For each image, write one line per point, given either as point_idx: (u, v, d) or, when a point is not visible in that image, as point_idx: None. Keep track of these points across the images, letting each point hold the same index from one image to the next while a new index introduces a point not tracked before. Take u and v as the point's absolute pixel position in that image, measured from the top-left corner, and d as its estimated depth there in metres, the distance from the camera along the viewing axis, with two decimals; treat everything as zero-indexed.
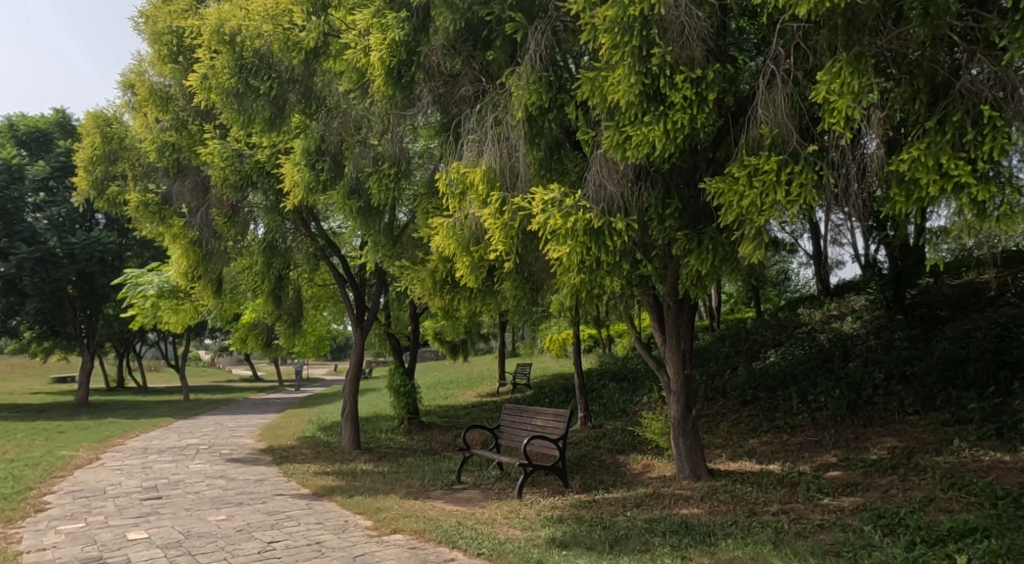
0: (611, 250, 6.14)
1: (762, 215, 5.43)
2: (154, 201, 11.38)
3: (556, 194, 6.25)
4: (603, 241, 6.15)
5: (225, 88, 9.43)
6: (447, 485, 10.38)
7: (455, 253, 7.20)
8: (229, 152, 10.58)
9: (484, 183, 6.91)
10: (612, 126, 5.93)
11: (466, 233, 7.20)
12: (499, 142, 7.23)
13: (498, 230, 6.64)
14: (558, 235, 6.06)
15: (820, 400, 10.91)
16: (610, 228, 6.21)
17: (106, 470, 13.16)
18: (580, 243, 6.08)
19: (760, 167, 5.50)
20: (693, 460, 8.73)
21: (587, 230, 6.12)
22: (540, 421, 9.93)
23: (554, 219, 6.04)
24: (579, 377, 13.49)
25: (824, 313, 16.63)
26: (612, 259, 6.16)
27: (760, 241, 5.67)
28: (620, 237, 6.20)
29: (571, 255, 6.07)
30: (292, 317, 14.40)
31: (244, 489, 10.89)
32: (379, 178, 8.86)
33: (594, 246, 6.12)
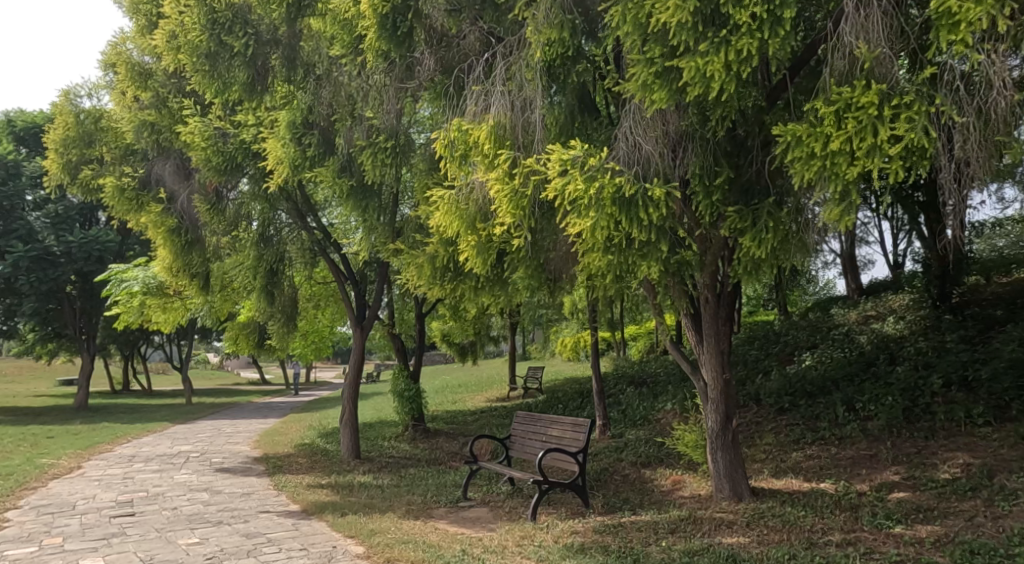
0: (646, 224, 5.04)
1: (857, 165, 4.45)
2: (132, 186, 10.35)
3: (579, 152, 5.18)
4: (637, 212, 5.06)
5: (197, 49, 8.33)
6: (451, 503, 9.25)
7: (458, 232, 6.15)
8: (211, 131, 9.65)
9: (490, 142, 5.89)
10: (669, 54, 4.94)
11: (471, 207, 6.16)
12: (511, 96, 6.20)
13: (509, 201, 5.60)
14: (582, 203, 4.98)
15: (869, 408, 9.75)
16: (645, 197, 5.12)
17: (83, 481, 12.10)
18: (608, 214, 5.00)
19: (855, 101, 4.51)
20: (733, 477, 7.60)
21: (616, 199, 5.04)
22: (554, 432, 8.83)
23: (578, 182, 4.96)
24: (596, 381, 12.35)
25: (859, 314, 15.43)
26: (647, 235, 5.07)
27: (855, 205, 4.70)
28: (659, 207, 5.09)
29: (597, 229, 4.99)
30: (286, 315, 13.14)
31: (227, 505, 9.82)
32: (373, 153, 7.93)
33: (625, 218, 5.03)
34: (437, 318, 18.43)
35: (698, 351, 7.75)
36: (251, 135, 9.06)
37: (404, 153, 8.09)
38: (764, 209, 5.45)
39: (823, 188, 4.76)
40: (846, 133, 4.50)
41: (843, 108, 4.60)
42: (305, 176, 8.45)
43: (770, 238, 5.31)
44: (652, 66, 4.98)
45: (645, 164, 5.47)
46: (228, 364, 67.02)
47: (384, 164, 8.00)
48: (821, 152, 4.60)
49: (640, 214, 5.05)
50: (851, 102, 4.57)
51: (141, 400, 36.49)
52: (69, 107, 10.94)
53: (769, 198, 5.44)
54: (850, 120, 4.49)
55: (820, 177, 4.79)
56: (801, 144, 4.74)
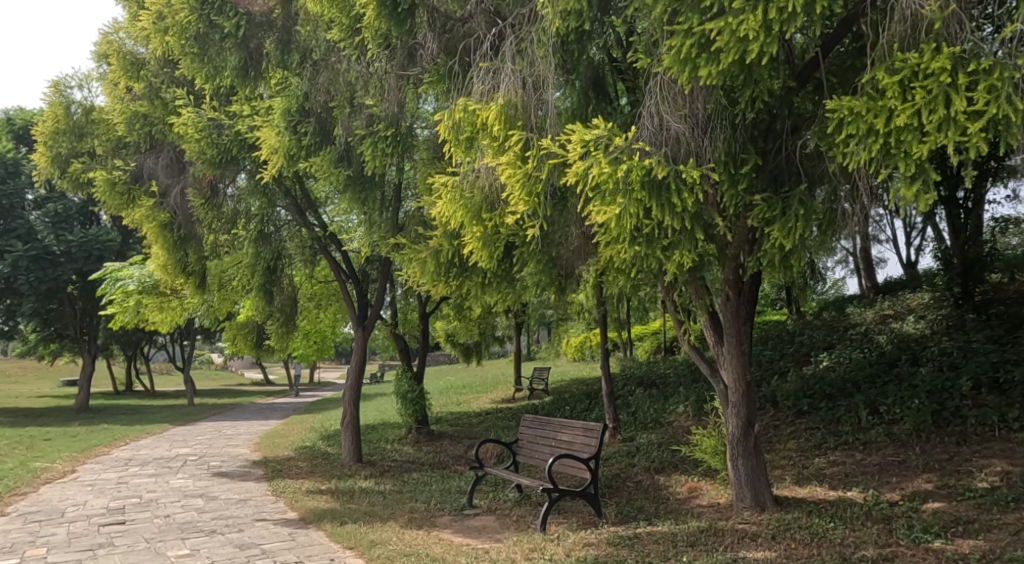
0: (678, 210, 4.63)
1: (928, 142, 4.05)
2: (123, 179, 9.97)
3: (603, 132, 4.76)
4: (670, 198, 4.65)
5: (186, 31, 7.95)
6: (456, 510, 8.82)
7: (462, 223, 5.81)
8: (205, 122, 9.24)
9: (500, 123, 5.53)
10: (707, 19, 4.53)
11: (477, 196, 5.82)
12: (522, 74, 5.84)
13: (522, 187, 5.25)
14: (606, 187, 4.55)
15: (894, 412, 9.30)
16: (674, 182, 4.71)
17: (75, 486, 11.70)
18: (637, 200, 4.59)
19: (925, 69, 4.10)
20: (755, 485, 7.15)
21: (646, 182, 4.63)
22: (565, 438, 8.37)
23: (605, 164, 4.54)
24: (605, 383, 11.88)
25: (877, 313, 14.95)
26: (680, 223, 4.66)
27: (927, 185, 4.31)
28: (692, 191, 4.69)
29: (625, 217, 4.58)
30: (286, 315, 12.71)
31: (222, 513, 9.41)
32: (373, 142, 7.57)
33: (656, 204, 4.62)
34: (441, 318, 18.02)
35: (718, 352, 7.30)
36: (247, 125, 8.66)
37: (404, 142, 7.76)
38: (795, 197, 5.00)
39: (889, 168, 4.36)
40: (914, 106, 4.09)
41: (908, 77, 4.21)
42: (301, 167, 8.05)
43: (803, 228, 4.87)
44: (690, 37, 4.58)
45: (675, 144, 5.07)
46: (232, 365, 66.76)
47: (384, 153, 7.62)
48: (885, 128, 4.20)
49: (671, 198, 4.64)
50: (917, 70, 4.19)
51: (142, 401, 36.14)
52: (58, 100, 10.46)
53: (801, 185, 4.99)
54: (917, 91, 4.10)
55: (881, 156, 4.41)
56: (860, 118, 4.36)
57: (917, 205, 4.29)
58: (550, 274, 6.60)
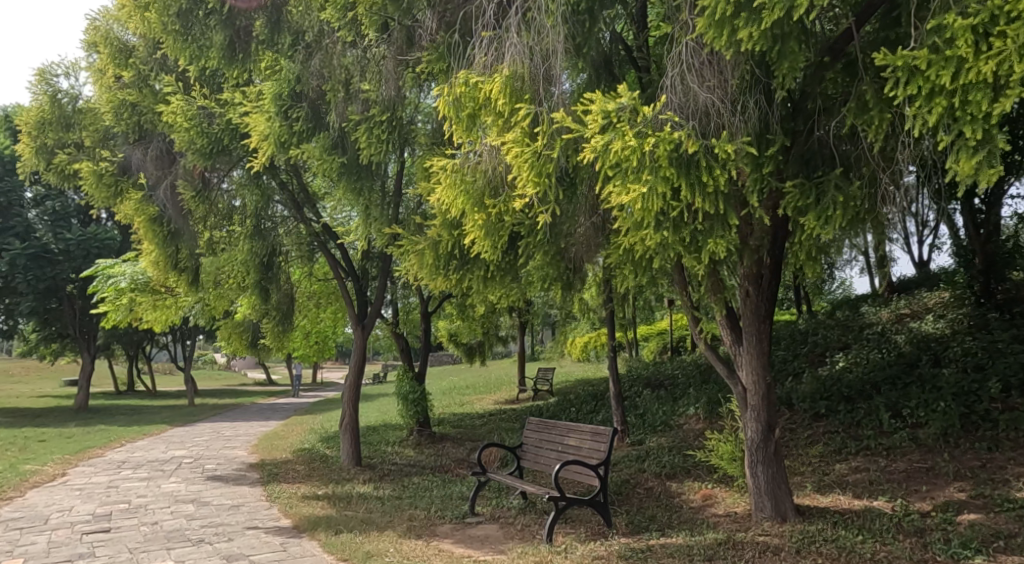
0: (710, 189, 4.29)
1: (1006, 101, 3.65)
2: (110, 171, 9.57)
3: (626, 103, 4.40)
4: (700, 175, 4.31)
5: (168, 8, 7.77)
6: (457, 518, 8.38)
7: (464, 209, 5.51)
8: (195, 110, 8.86)
9: (504, 97, 5.26)
10: None
11: (481, 180, 5.52)
12: (532, 47, 5.50)
13: (530, 168, 4.95)
14: (631, 163, 4.19)
15: (918, 415, 8.84)
16: (703, 161, 4.36)
17: (64, 490, 11.28)
18: (665, 177, 4.23)
19: (1004, 15, 3.65)
20: (776, 494, 6.70)
21: (674, 158, 4.28)
22: (572, 442, 7.92)
23: (631, 137, 4.17)
24: (613, 385, 11.42)
25: (893, 312, 14.50)
26: (711, 204, 4.31)
27: (994, 155, 3.94)
28: (723, 169, 4.33)
29: (653, 197, 4.20)
30: (283, 313, 12.28)
31: (213, 520, 9.00)
32: (369, 128, 7.17)
33: (686, 182, 4.28)
34: (443, 317, 17.59)
35: (735, 351, 6.87)
36: (238, 112, 8.25)
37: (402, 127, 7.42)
38: (831, 186, 4.56)
39: (954, 134, 3.97)
40: (992, 59, 3.67)
41: (984, 23, 3.75)
42: (293, 155, 7.65)
43: (839, 217, 4.44)
44: None
45: (703, 117, 4.71)
46: (235, 365, 66.49)
47: (381, 140, 7.25)
48: (956, 85, 3.79)
49: (702, 176, 4.29)
50: (997, 14, 3.70)
51: (143, 402, 35.72)
52: (43, 89, 9.96)
53: (837, 169, 4.59)
54: (994, 42, 3.66)
55: (943, 121, 4.01)
56: (922, 75, 3.94)
57: (982, 178, 3.90)
58: (557, 269, 6.26)
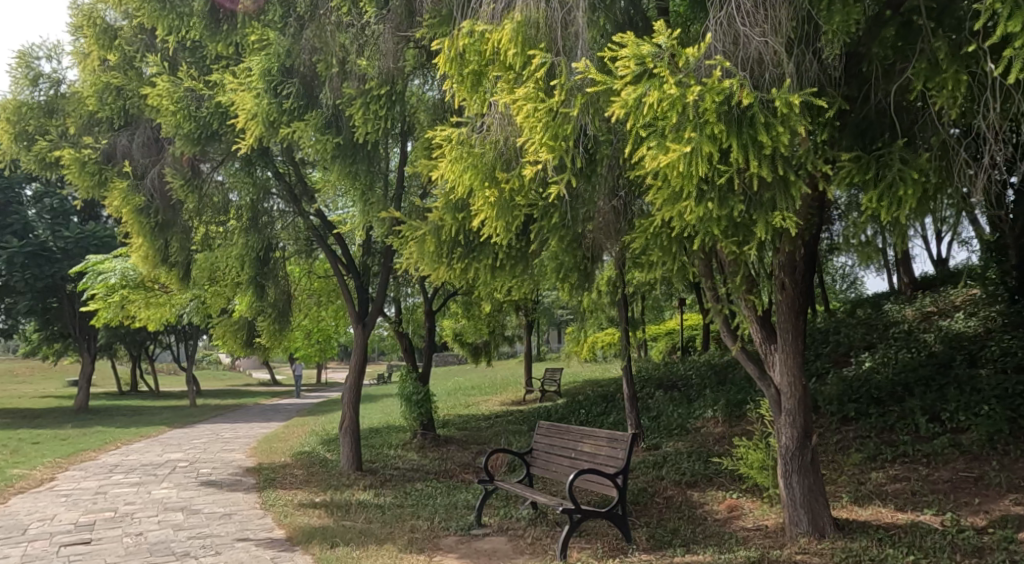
0: (765, 150, 3.77)
1: None
2: (93, 158, 9.01)
3: (663, 52, 3.92)
4: (755, 134, 3.80)
5: None
6: (462, 530, 7.78)
7: (472, 185, 5.14)
8: (181, 92, 8.31)
9: (516, 49, 4.79)
10: None
11: (492, 154, 5.19)
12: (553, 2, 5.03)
13: (544, 131, 4.53)
14: (672, 117, 3.71)
15: (960, 419, 8.22)
16: (755, 120, 3.85)
17: (49, 496, 10.72)
18: (712, 135, 3.74)
19: None
20: (813, 507, 6.07)
21: (723, 113, 3.79)
22: (586, 449, 7.31)
23: (673, 86, 3.69)
24: (626, 386, 10.78)
25: (918, 310, 13.84)
26: (766, 169, 3.79)
27: None
28: (783, 127, 3.80)
29: (699, 157, 3.70)
30: (279, 312, 11.57)
31: (202, 531, 8.42)
32: (367, 104, 6.75)
33: (737, 142, 3.76)
34: (447, 315, 17.00)
35: (767, 350, 6.25)
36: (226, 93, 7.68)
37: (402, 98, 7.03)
38: (895, 161, 3.95)
39: None
40: None
41: None
42: (285, 136, 7.12)
43: (908, 194, 3.82)
44: None
45: (756, 65, 4.15)
46: (239, 364, 66.10)
47: (378, 116, 6.82)
48: None
49: (758, 136, 3.78)
50: None
51: (145, 401, 35.17)
52: (24, 72, 9.42)
53: (901, 140, 4.00)
54: None
55: None
56: None
57: None
58: (572, 257, 5.78)
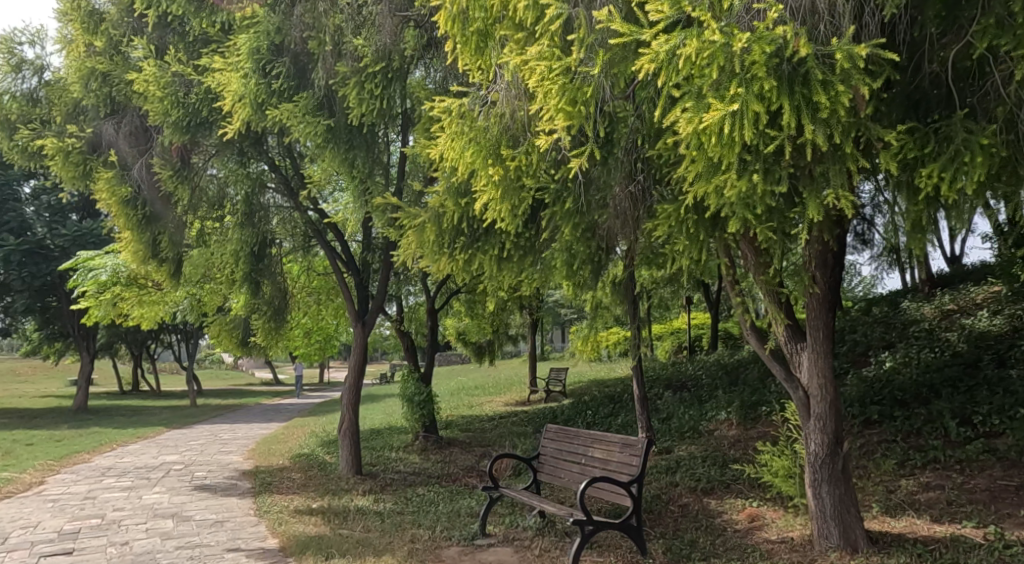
0: (820, 111, 3.42)
1: None
2: (78, 148, 8.59)
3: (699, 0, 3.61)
4: (809, 93, 3.45)
5: None
6: (465, 540, 7.33)
7: (475, 161, 4.94)
8: (169, 76, 7.90)
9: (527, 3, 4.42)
10: None
11: (497, 127, 5.02)
12: None
13: (560, 94, 4.26)
14: (712, 70, 3.40)
15: (993, 423, 7.77)
16: (808, 79, 3.49)
17: (35, 502, 10.30)
18: (760, 93, 3.40)
19: None
20: (844, 520, 5.61)
21: (774, 69, 3.46)
22: (597, 455, 6.85)
23: (715, 34, 3.37)
24: (637, 387, 10.28)
25: (937, 307, 13.35)
26: (820, 133, 3.43)
27: None
28: (841, 85, 3.42)
29: (746, 117, 3.39)
30: (275, 311, 10.85)
31: (191, 540, 7.98)
32: (362, 82, 6.61)
33: (788, 102, 3.42)
34: (450, 314, 16.55)
35: (794, 350, 5.81)
36: (215, 76, 7.25)
37: (403, 75, 6.90)
38: (958, 132, 3.57)
39: None
40: None
41: None
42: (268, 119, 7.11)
43: (975, 166, 3.41)
44: None
45: (809, 15, 3.83)
46: (242, 364, 65.72)
47: (372, 95, 6.63)
48: None
49: (812, 95, 3.42)
50: None
51: (145, 401, 34.79)
52: (5, 58, 8.88)
53: (964, 108, 3.60)
54: None
55: None
56: None
57: None
58: (586, 247, 5.49)
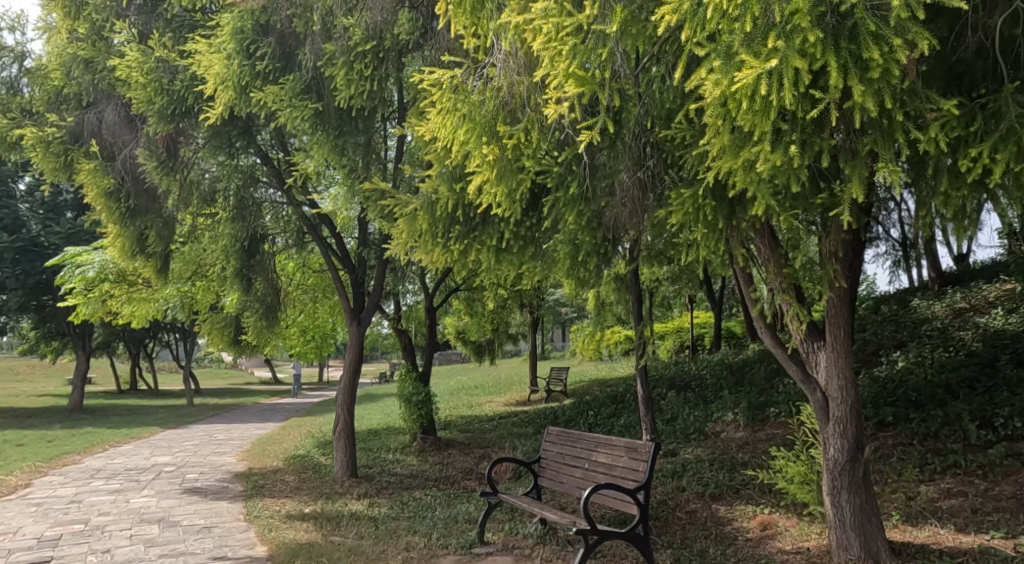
0: (870, 70, 3.10)
1: None
2: (59, 138, 8.24)
3: None
4: (857, 50, 3.12)
5: None
6: (463, 549, 6.98)
7: (471, 135, 4.67)
8: (153, 63, 7.59)
9: None
10: None
11: (496, 101, 4.75)
12: None
13: (570, 56, 3.95)
14: (748, 20, 3.08)
15: (1015, 425, 7.43)
16: (855, 36, 3.17)
17: (19, 506, 9.95)
18: (802, 48, 3.08)
19: None
20: (865, 529, 5.26)
21: (818, 22, 3.14)
22: (601, 460, 6.50)
23: None
24: (641, 387, 9.82)
25: (949, 305, 13.00)
26: (871, 95, 3.09)
27: None
28: (892, 42, 3.10)
29: (786, 75, 3.07)
30: (267, 308, 10.25)
31: (176, 547, 7.63)
32: (350, 61, 6.51)
33: (834, 59, 3.09)
34: (450, 312, 16.18)
35: (810, 350, 5.47)
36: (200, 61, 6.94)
37: (395, 59, 6.73)
38: (1011, 107, 3.34)
39: None
40: None
41: None
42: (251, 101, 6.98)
43: None
44: None
45: None
46: (242, 363, 65.37)
47: (362, 76, 6.55)
48: None
49: (861, 51, 3.10)
50: None
51: (142, 401, 34.45)
52: None
53: (1015, 83, 3.37)
54: None
55: None
56: None
57: None
58: (591, 237, 5.38)
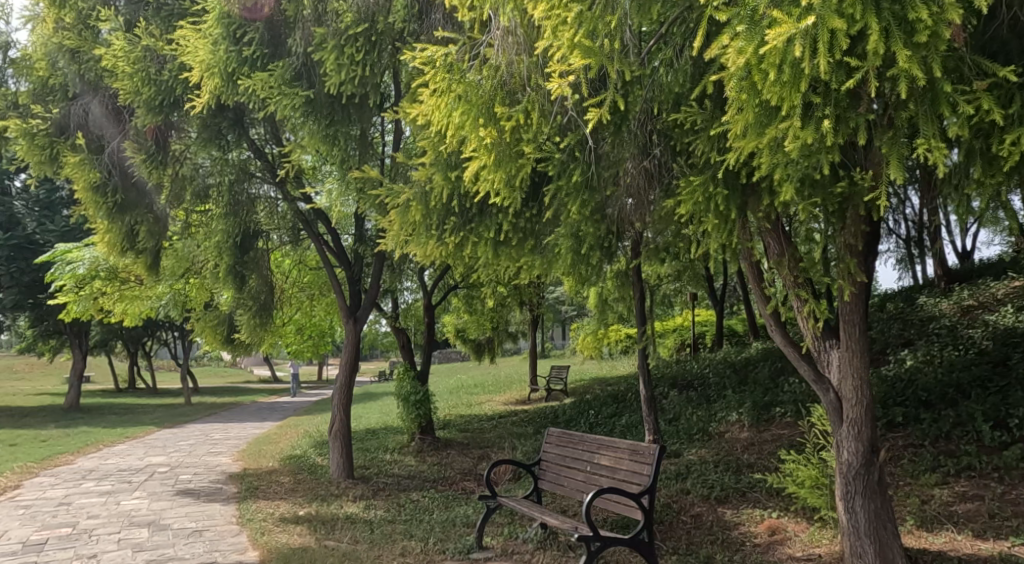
0: (916, 34, 2.87)
1: None
2: (44, 130, 8.02)
3: None
4: (901, 12, 2.89)
5: None
6: (460, 554, 6.74)
7: (468, 116, 4.43)
8: (140, 52, 7.37)
9: None
10: None
11: (494, 77, 4.54)
12: None
13: (576, 25, 3.73)
14: None
15: None
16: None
17: (5, 508, 9.71)
18: (842, 9, 2.85)
19: None
20: (881, 536, 5.02)
21: None
22: (604, 462, 6.26)
23: None
24: (643, 387, 9.55)
25: (956, 303, 12.77)
26: (916, 61, 2.86)
27: None
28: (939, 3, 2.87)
29: (822, 37, 2.85)
30: (261, 305, 10.00)
31: (164, 552, 7.39)
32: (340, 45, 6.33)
33: (877, 21, 2.86)
34: (449, 310, 15.93)
35: (823, 348, 5.23)
36: (189, 48, 6.71)
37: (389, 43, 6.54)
38: None
39: None
40: None
41: None
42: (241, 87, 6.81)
43: None
44: None
45: None
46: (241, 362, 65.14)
47: (353, 61, 6.32)
48: None
49: (907, 12, 2.87)
50: None
51: (139, 400, 34.21)
52: None
53: None
54: None
55: None
56: None
57: None
58: (594, 229, 5.18)
